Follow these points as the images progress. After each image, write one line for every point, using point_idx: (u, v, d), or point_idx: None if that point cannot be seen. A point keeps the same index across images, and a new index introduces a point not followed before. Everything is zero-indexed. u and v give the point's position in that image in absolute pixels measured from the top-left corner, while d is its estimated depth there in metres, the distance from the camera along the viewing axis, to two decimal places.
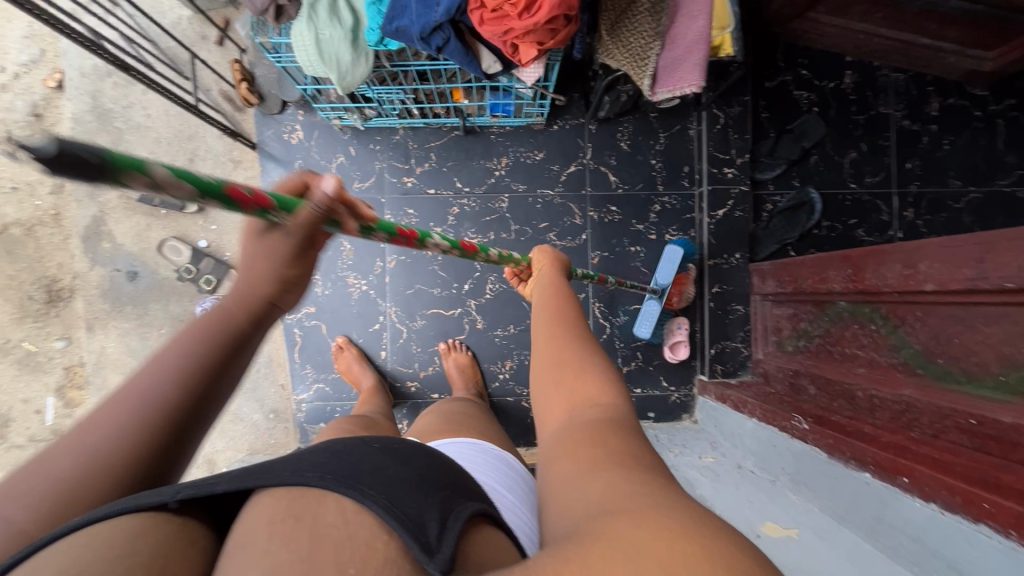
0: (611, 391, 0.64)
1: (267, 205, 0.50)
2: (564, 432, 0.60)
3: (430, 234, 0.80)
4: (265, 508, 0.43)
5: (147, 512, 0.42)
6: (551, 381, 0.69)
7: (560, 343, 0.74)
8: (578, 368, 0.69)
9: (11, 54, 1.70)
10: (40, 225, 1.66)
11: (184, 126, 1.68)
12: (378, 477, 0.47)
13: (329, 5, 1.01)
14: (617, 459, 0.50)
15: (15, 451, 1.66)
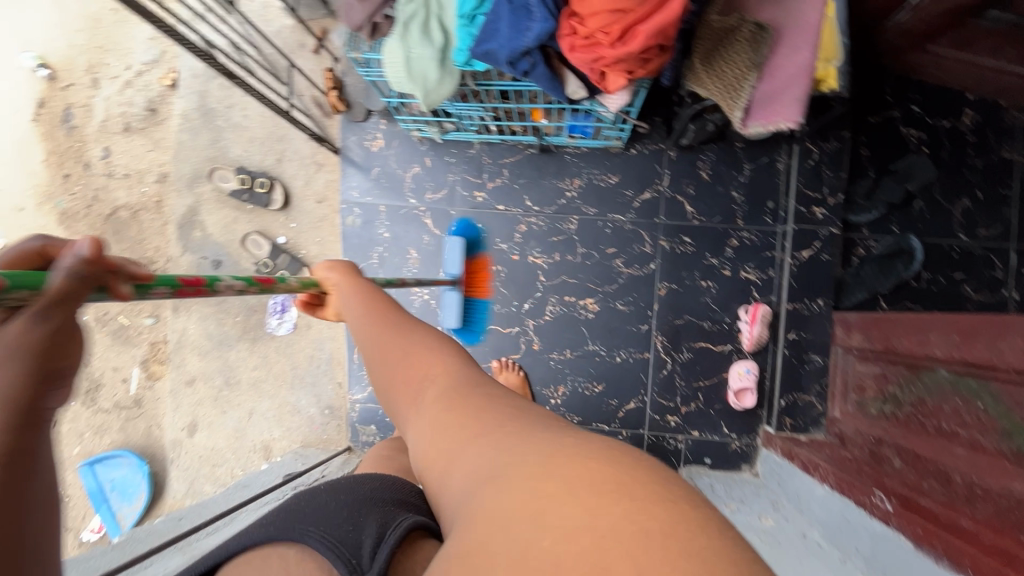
0: (451, 368, 0.69)
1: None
2: (428, 414, 0.63)
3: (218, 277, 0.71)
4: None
5: None
6: (398, 379, 0.72)
7: (401, 335, 0.76)
8: (420, 358, 0.72)
9: (137, 54, 1.91)
10: (145, 211, 1.84)
11: (276, 128, 1.78)
12: (310, 517, 0.57)
13: (422, 23, 1.01)
14: (490, 424, 0.55)
15: (100, 415, 1.81)
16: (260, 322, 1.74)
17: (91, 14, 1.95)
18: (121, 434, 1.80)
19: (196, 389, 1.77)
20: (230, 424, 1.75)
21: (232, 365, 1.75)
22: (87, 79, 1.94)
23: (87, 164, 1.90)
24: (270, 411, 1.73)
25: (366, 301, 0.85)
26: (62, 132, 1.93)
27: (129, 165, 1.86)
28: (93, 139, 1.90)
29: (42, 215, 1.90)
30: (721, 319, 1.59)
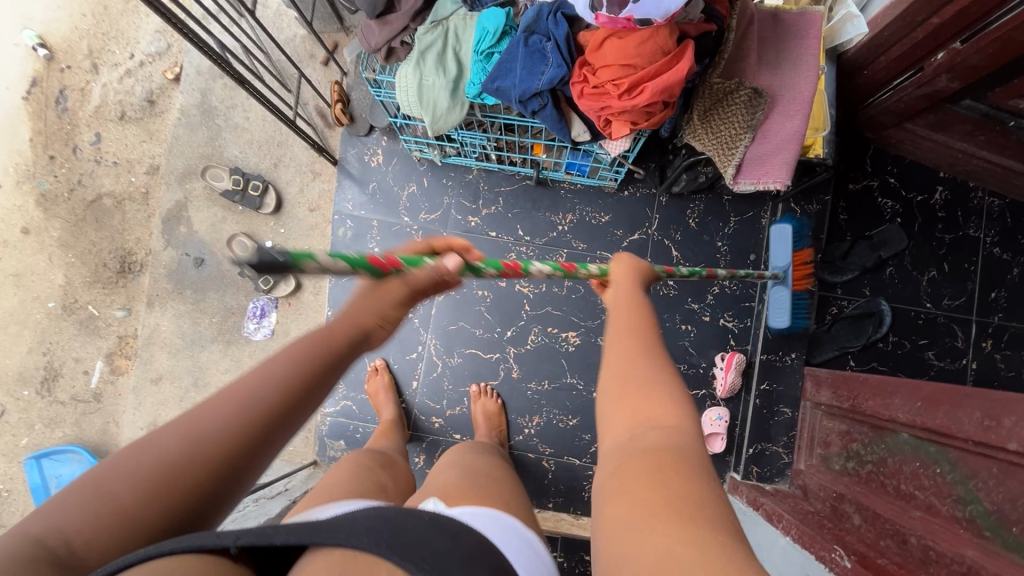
0: (676, 422, 0.63)
1: (393, 266, 0.73)
2: (623, 457, 0.61)
3: (532, 266, 0.91)
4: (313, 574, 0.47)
5: (202, 551, 0.46)
6: (613, 395, 0.70)
7: (637, 362, 0.71)
8: (650, 387, 0.68)
9: (143, 45, 1.90)
10: (130, 201, 1.81)
11: (276, 133, 1.78)
12: (428, 549, 0.51)
13: (438, 54, 1.04)
14: (685, 511, 0.52)
15: (55, 406, 1.74)
16: (237, 325, 1.71)
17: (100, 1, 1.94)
18: (75, 429, 1.72)
19: (161, 389, 1.71)
20: None
21: (202, 366, 1.71)
22: (88, 64, 1.92)
23: (76, 148, 1.86)
24: None
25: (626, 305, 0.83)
26: (54, 113, 1.89)
27: (120, 154, 1.84)
28: (86, 124, 1.87)
29: (22, 194, 1.85)
30: (697, 364, 1.62)
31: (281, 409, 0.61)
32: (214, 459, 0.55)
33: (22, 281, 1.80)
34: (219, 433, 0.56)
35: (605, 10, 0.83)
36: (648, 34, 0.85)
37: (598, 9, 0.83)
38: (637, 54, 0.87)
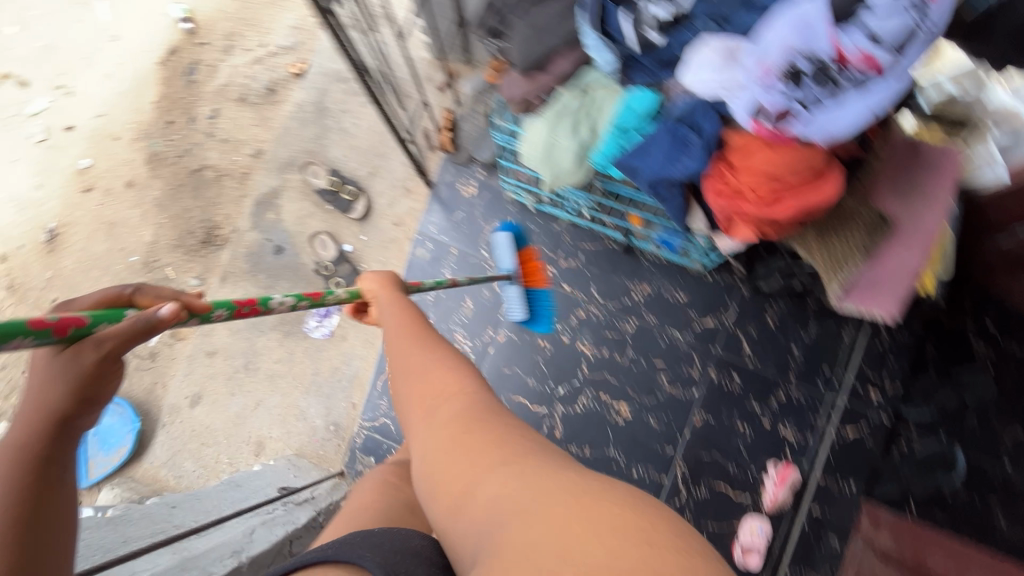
0: (472, 393, 0.85)
1: (82, 323, 0.60)
2: (447, 428, 0.79)
3: (270, 299, 0.91)
4: None
5: None
6: (415, 393, 0.88)
7: (417, 345, 0.94)
8: (422, 365, 0.90)
9: (276, 37, 2.01)
10: (229, 178, 1.89)
11: (379, 143, 1.83)
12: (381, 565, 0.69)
13: (575, 118, 1.06)
14: (503, 457, 0.72)
15: None
16: (299, 318, 1.74)
17: None
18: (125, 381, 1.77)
19: (214, 363, 1.74)
20: (233, 408, 1.71)
21: (256, 350, 1.74)
22: (223, 43, 2.04)
23: (193, 118, 1.97)
24: (277, 408, 1.70)
25: (394, 309, 1.03)
26: (181, 82, 2.01)
27: (231, 132, 1.93)
28: (208, 99, 1.98)
29: (134, 150, 1.95)
30: (746, 468, 1.55)
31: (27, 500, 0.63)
32: None
33: (114, 230, 1.89)
34: None
35: (766, 118, 0.84)
36: (802, 153, 0.85)
37: (759, 117, 0.84)
38: (786, 169, 0.85)
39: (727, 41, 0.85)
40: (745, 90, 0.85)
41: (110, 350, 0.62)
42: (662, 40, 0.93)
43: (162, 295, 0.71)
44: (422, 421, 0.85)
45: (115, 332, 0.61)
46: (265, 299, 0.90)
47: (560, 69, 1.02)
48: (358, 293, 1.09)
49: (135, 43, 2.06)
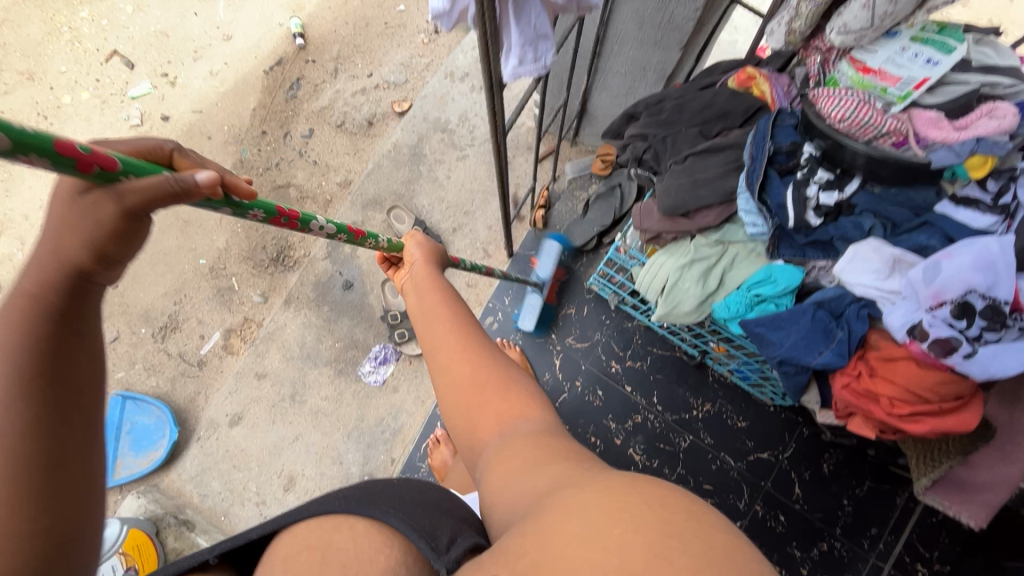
0: (537, 410, 0.83)
1: (110, 169, 0.45)
2: (507, 443, 0.75)
3: (312, 216, 0.88)
4: (287, 544, 0.59)
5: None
6: (483, 406, 0.83)
7: (482, 357, 0.90)
8: (491, 373, 0.87)
9: (385, 71, 2.03)
10: (312, 201, 1.90)
11: (467, 201, 1.83)
12: (396, 499, 0.63)
13: (706, 267, 1.05)
14: (556, 460, 0.65)
15: (160, 355, 1.78)
16: (355, 360, 1.73)
17: (366, 19, 2.11)
18: (168, 385, 1.75)
19: (261, 386, 1.73)
20: (271, 437, 1.68)
21: (305, 383, 1.72)
22: (331, 65, 2.05)
23: (287, 133, 1.98)
24: (314, 446, 1.66)
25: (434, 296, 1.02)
26: (283, 95, 2.02)
27: (322, 156, 1.94)
28: (306, 117, 1.99)
29: (223, 153, 1.96)
30: None
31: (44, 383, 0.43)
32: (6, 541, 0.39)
33: (188, 229, 1.90)
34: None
35: (927, 344, 0.80)
36: (953, 380, 0.82)
37: (916, 338, 0.82)
38: (932, 389, 0.84)
39: (896, 249, 0.86)
40: (908, 306, 0.84)
41: (130, 205, 0.45)
42: (819, 223, 0.94)
43: (206, 163, 0.60)
44: (486, 437, 0.80)
45: (147, 191, 0.45)
46: (305, 215, 0.86)
47: (704, 220, 1.03)
48: (398, 249, 1.17)
49: (245, 46, 2.09)
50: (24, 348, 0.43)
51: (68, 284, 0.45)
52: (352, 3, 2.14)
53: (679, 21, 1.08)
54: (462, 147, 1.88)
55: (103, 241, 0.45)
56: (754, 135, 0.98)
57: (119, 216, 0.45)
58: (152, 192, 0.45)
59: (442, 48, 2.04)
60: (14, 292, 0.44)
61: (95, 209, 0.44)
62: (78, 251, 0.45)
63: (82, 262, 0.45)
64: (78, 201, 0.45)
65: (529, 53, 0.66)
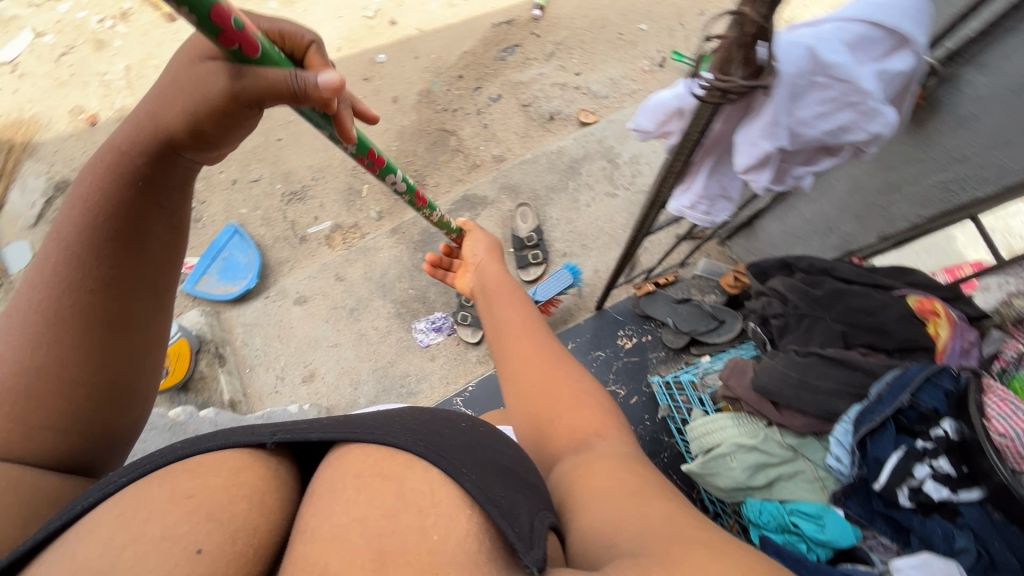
0: (615, 428, 0.79)
1: (250, 53, 0.59)
2: (594, 462, 0.70)
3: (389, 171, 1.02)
4: (352, 463, 0.55)
5: (248, 448, 0.58)
6: (554, 416, 0.81)
7: (549, 367, 0.89)
8: (556, 377, 0.87)
9: (591, 79, 2.03)
10: (462, 158, 1.97)
11: (591, 237, 1.80)
12: (470, 456, 0.57)
13: (762, 460, 0.94)
14: (654, 492, 0.61)
15: (278, 214, 1.99)
16: (416, 313, 1.82)
17: (604, 22, 2.12)
18: (270, 241, 1.95)
19: (335, 287, 1.87)
20: (318, 332, 1.82)
21: (368, 306, 1.84)
22: (546, 49, 2.09)
23: (479, 89, 2.06)
24: (346, 361, 1.78)
25: (513, 311, 1.02)
26: (495, 54, 2.10)
27: (494, 124, 2.00)
28: (502, 83, 2.05)
29: (419, 77, 2.09)
30: None
31: (116, 236, 0.66)
32: (80, 358, 0.67)
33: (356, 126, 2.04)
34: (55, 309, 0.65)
35: None
36: None
37: None
38: None
39: None
40: None
41: (246, 86, 0.60)
42: (907, 506, 0.81)
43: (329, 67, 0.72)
44: (560, 450, 0.78)
45: (267, 78, 0.60)
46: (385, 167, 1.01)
47: (791, 420, 0.94)
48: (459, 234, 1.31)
49: None
50: (105, 227, 0.65)
51: (151, 153, 0.65)
52: (604, 5, 2.15)
53: (893, 215, 1.03)
54: (617, 185, 1.84)
55: (201, 121, 0.62)
56: (894, 378, 0.86)
57: (224, 88, 0.60)
58: (272, 82, 0.61)
59: (657, 83, 2.01)
60: (110, 170, 0.65)
61: (206, 80, 0.60)
62: (177, 124, 0.63)
63: (179, 132, 0.64)
64: (207, 64, 0.60)
65: (706, 207, 0.94)
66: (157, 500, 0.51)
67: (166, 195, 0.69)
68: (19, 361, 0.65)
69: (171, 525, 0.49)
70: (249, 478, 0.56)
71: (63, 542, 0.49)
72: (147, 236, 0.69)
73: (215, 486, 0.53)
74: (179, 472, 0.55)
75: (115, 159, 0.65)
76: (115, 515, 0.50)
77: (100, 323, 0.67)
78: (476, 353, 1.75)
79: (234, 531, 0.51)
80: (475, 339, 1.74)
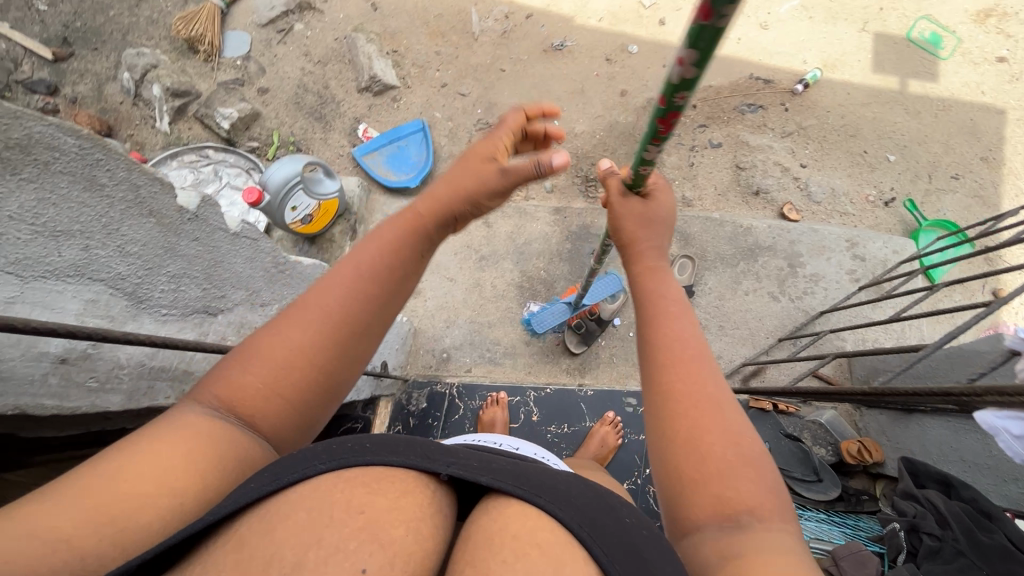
0: (775, 507, 0.56)
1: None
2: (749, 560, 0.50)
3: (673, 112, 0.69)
4: (508, 522, 0.47)
5: (417, 472, 0.50)
6: (687, 454, 0.59)
7: (683, 351, 0.68)
8: (694, 370, 0.66)
9: (813, 178, 1.93)
10: None
11: (731, 324, 1.73)
12: (634, 553, 0.45)
13: None
14: None
15: (464, 134, 1.99)
16: (534, 293, 1.80)
17: (856, 131, 2.00)
18: (445, 155, 1.97)
19: (477, 228, 1.88)
20: (442, 258, 1.84)
21: (497, 262, 1.84)
22: (787, 126, 1.99)
23: (703, 126, 1.98)
24: (451, 298, 1.80)
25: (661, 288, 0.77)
26: (737, 103, 2.01)
27: (699, 168, 1.93)
28: (729, 134, 1.97)
29: (656, 84, 2.03)
30: None
31: (399, 260, 0.68)
32: (333, 352, 0.61)
33: (575, 98, 2.02)
34: (330, 293, 0.63)
35: None
36: None
37: None
38: None
39: None
40: None
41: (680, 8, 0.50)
42: None
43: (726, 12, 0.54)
44: (696, 521, 0.56)
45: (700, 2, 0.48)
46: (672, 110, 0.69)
47: None
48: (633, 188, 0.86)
49: (765, 44, 2.08)
50: (392, 248, 0.69)
51: (439, 214, 0.74)
52: (866, 115, 2.02)
53: None
54: (783, 291, 1.76)
55: (486, 195, 0.75)
56: None
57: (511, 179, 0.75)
58: (529, 174, 0.75)
59: (873, 219, 1.90)
60: (401, 218, 0.73)
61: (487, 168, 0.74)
62: (468, 203, 0.74)
63: (466, 210, 0.75)
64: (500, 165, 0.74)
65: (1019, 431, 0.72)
66: (338, 505, 0.44)
67: (428, 252, 0.74)
68: (293, 333, 0.60)
69: (342, 543, 0.42)
70: (405, 498, 0.47)
71: (262, 509, 0.45)
72: (413, 271, 0.71)
73: (384, 507, 0.45)
74: (342, 476, 0.47)
75: (410, 216, 0.73)
76: (304, 507, 0.44)
77: (350, 327, 0.63)
78: (567, 361, 1.74)
79: (393, 553, 0.43)
80: (575, 350, 1.73)
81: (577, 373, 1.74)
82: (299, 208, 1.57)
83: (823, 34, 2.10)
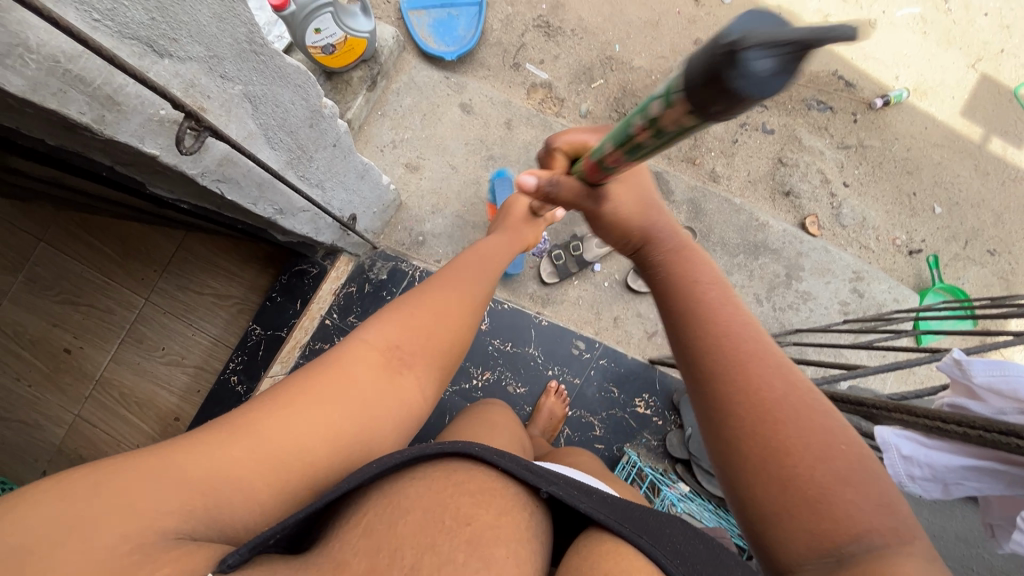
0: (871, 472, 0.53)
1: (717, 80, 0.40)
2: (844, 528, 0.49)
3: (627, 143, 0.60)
4: (595, 544, 0.57)
5: (523, 488, 0.62)
6: (780, 423, 0.56)
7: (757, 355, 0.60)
8: (756, 373, 0.58)
9: (849, 201, 1.82)
10: (691, 143, 1.80)
11: None
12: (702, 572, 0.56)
13: None
14: None
15: (519, 25, 1.85)
16: None
17: (916, 170, 1.86)
18: (492, 40, 1.84)
19: (497, 126, 1.79)
20: (452, 144, 1.77)
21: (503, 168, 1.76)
22: (847, 139, 1.85)
23: (764, 108, 1.84)
24: (446, 187, 1.75)
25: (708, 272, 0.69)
26: (810, 96, 1.86)
27: (742, 149, 1.81)
28: (785, 124, 1.83)
29: None
30: None
31: (471, 299, 0.89)
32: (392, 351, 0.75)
33: (646, 30, 1.86)
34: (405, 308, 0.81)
35: None
36: None
37: None
38: None
39: None
40: None
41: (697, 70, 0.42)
42: None
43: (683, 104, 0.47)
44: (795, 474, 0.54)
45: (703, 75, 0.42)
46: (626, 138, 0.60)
47: None
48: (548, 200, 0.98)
49: (865, 46, 1.89)
50: (472, 284, 0.91)
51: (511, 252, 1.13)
52: (934, 157, 1.87)
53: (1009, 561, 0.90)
54: (769, 299, 1.70)
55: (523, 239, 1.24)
56: None
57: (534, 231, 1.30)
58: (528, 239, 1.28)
59: (890, 263, 1.81)
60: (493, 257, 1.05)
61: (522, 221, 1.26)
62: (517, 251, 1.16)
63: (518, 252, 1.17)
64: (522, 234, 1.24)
65: (922, 472, 0.71)
66: (447, 513, 0.55)
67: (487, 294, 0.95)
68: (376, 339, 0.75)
69: (453, 550, 0.51)
70: (497, 507, 0.58)
71: (387, 493, 0.57)
72: (476, 297, 0.90)
73: (485, 520, 0.55)
74: (450, 481, 0.58)
75: (495, 260, 1.04)
76: (418, 500, 0.56)
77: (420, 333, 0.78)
78: (534, 288, 1.71)
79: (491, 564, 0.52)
80: (546, 280, 1.70)
81: (540, 301, 1.71)
82: (323, 33, 1.47)
83: (930, 55, 1.89)
